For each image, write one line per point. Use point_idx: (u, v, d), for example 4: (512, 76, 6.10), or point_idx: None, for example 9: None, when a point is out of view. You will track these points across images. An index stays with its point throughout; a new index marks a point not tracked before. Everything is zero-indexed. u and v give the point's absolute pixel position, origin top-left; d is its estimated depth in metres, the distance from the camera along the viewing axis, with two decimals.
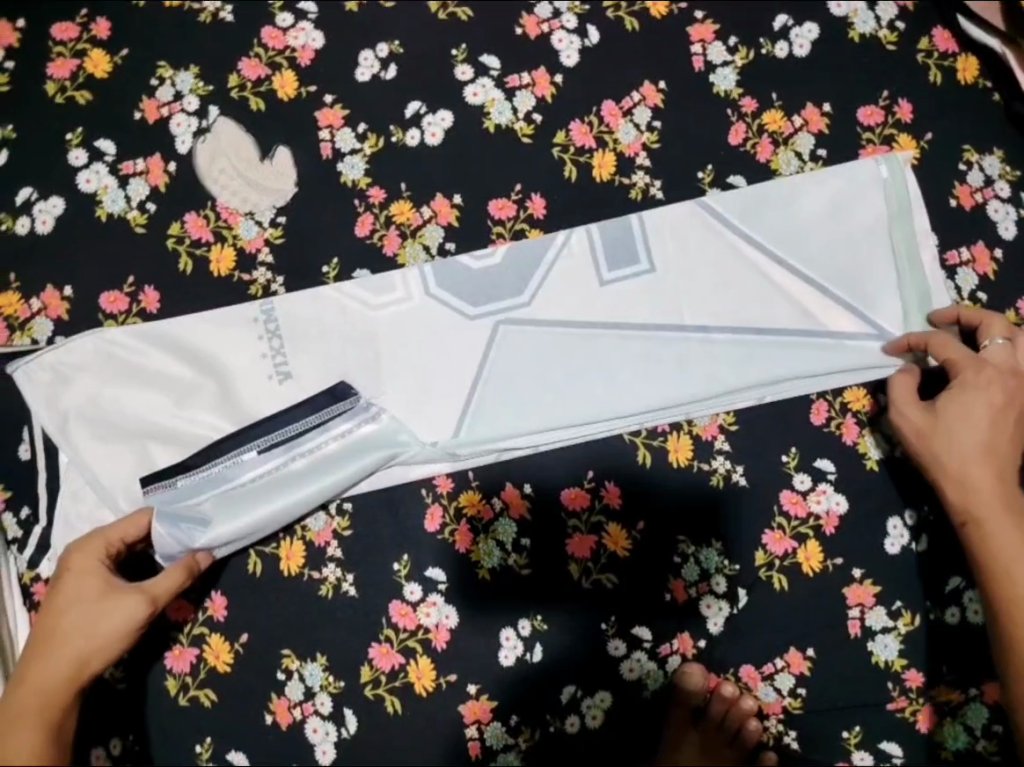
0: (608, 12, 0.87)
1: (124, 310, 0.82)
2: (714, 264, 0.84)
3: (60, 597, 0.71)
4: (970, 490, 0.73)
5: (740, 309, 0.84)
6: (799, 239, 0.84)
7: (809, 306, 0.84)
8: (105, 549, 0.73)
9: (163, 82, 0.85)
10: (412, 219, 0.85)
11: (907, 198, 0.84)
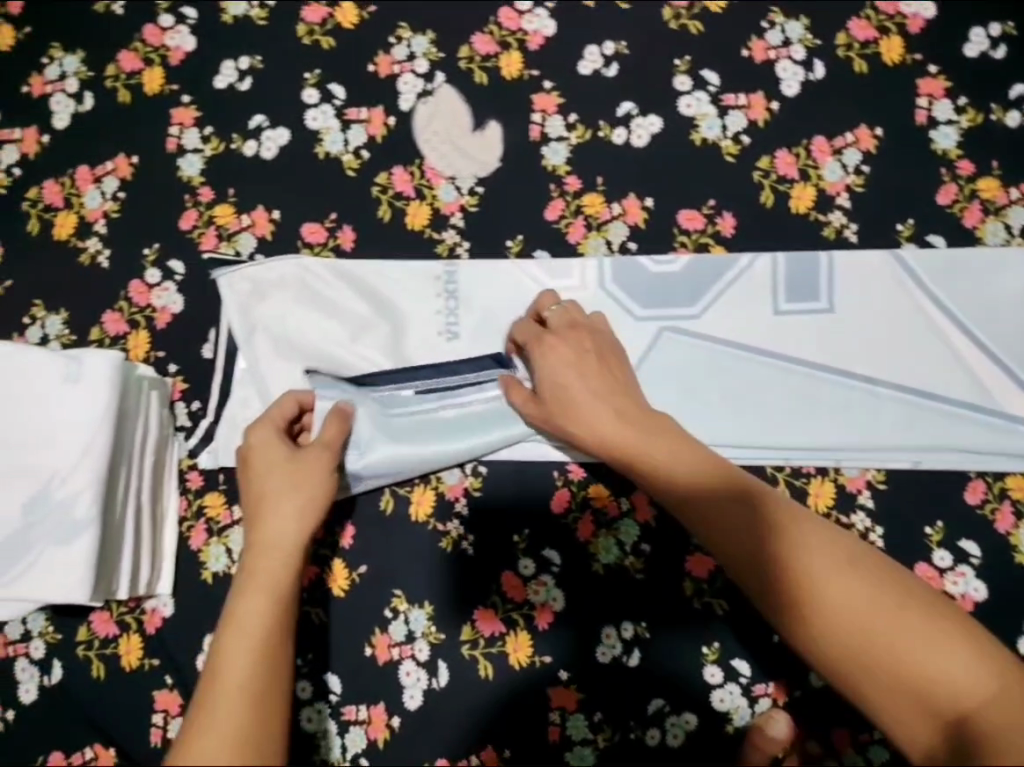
0: (839, 50, 0.86)
1: (321, 242, 0.87)
2: (893, 319, 0.83)
3: (257, 482, 0.75)
4: (796, 568, 0.63)
5: (912, 368, 0.83)
6: (990, 313, 0.82)
7: (985, 380, 0.82)
8: (280, 424, 0.77)
9: (400, 42, 0.90)
10: (601, 212, 0.87)
11: None
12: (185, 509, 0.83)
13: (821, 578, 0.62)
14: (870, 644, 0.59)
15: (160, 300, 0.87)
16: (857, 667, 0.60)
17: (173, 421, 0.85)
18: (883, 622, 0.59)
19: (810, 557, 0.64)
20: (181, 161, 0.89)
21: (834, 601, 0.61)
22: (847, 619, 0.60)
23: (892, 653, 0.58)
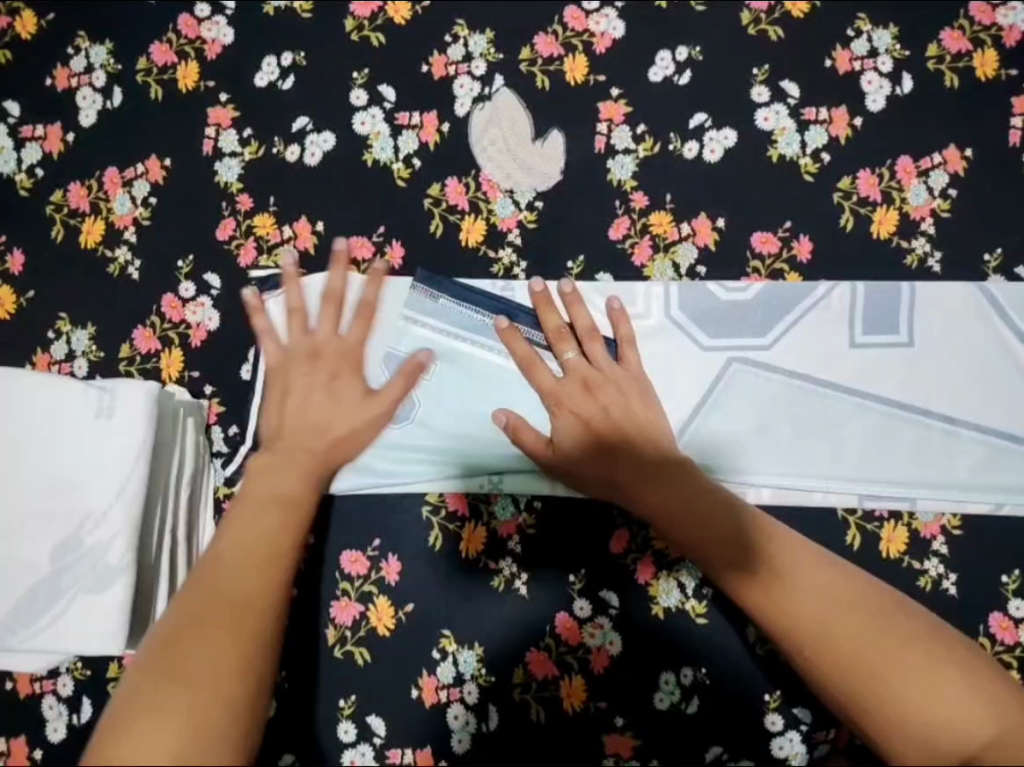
0: (929, 63, 0.81)
1: (368, 258, 0.82)
2: (978, 356, 0.77)
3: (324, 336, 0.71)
4: (783, 557, 0.64)
5: (997, 407, 0.77)
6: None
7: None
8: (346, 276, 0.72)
9: (457, 40, 0.84)
10: (669, 232, 0.81)
11: None
12: None
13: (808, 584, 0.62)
14: (847, 648, 0.58)
15: (194, 316, 0.81)
16: (805, 660, 0.60)
17: (210, 447, 0.80)
18: (872, 643, 0.58)
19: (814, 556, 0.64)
20: (217, 164, 0.83)
21: (810, 603, 0.61)
22: (827, 622, 0.60)
23: (872, 668, 0.57)
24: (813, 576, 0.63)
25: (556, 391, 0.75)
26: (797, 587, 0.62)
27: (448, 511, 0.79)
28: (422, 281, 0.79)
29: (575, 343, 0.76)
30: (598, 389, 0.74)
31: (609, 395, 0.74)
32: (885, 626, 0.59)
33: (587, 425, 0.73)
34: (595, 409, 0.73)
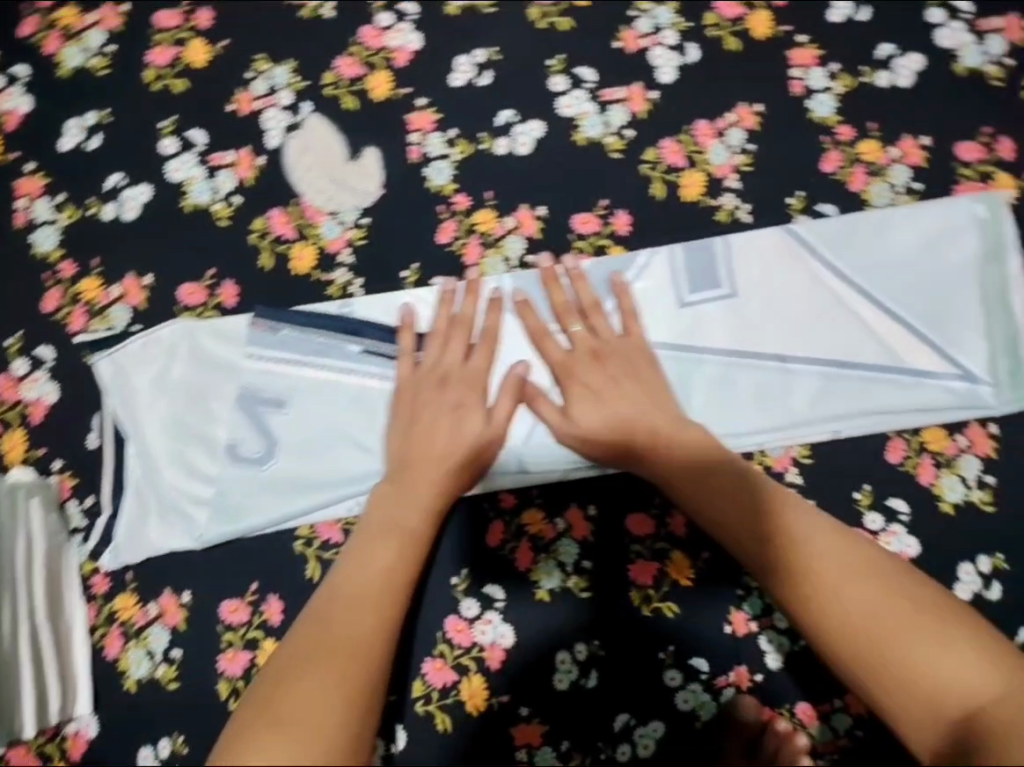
0: (708, 30, 0.85)
1: (202, 302, 0.83)
2: (797, 295, 0.82)
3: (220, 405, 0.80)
4: (801, 544, 0.62)
5: (824, 340, 0.82)
6: (896, 276, 0.82)
7: (894, 344, 0.82)
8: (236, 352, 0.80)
9: (258, 75, 0.85)
10: (494, 228, 0.84)
11: (1002, 239, 0.82)
12: (94, 619, 0.80)
13: (807, 563, 0.61)
14: (896, 641, 0.56)
15: (32, 391, 0.83)
16: (864, 645, 0.57)
17: (66, 525, 0.81)
18: (893, 607, 0.58)
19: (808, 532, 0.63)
20: (33, 235, 0.84)
21: (850, 596, 0.58)
22: (825, 600, 0.59)
23: (893, 634, 0.56)
24: (803, 554, 0.62)
25: (567, 361, 0.76)
26: (808, 568, 0.61)
27: (321, 541, 0.80)
28: (261, 315, 0.81)
29: (580, 317, 0.78)
30: (607, 357, 0.76)
31: (618, 363, 0.76)
32: (894, 609, 0.57)
33: (597, 394, 0.75)
34: (439, 404, 0.77)
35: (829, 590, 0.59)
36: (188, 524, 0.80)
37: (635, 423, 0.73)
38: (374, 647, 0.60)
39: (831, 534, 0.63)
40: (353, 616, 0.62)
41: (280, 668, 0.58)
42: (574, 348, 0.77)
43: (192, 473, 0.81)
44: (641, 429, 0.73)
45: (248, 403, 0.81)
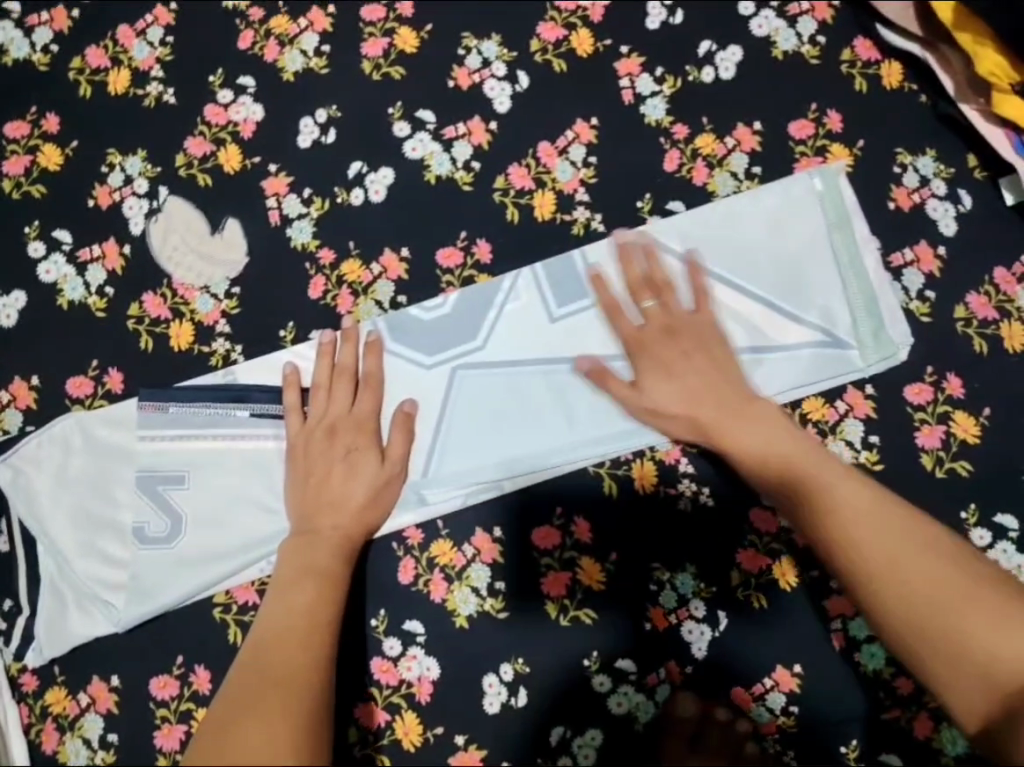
0: (536, 56, 0.89)
1: (90, 393, 0.84)
2: (661, 287, 0.82)
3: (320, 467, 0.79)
4: (855, 536, 0.69)
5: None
6: (750, 259, 0.84)
7: (762, 323, 0.83)
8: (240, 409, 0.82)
9: (113, 168, 0.88)
10: (362, 276, 0.87)
11: (844, 207, 0.84)
12: (29, 716, 0.80)
13: (871, 558, 0.68)
14: (972, 623, 0.64)
15: None
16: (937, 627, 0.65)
17: None
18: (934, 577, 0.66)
19: (860, 515, 0.70)
20: None
21: (912, 573, 0.67)
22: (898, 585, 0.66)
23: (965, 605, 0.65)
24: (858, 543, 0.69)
25: (639, 338, 0.81)
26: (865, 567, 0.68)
27: (240, 605, 0.81)
28: (146, 397, 0.82)
29: (653, 294, 0.82)
30: (679, 332, 0.81)
31: (690, 338, 0.81)
32: (944, 589, 0.66)
33: (669, 369, 0.80)
34: (336, 456, 0.80)
35: (892, 574, 0.67)
36: (104, 614, 0.80)
37: (723, 419, 0.78)
38: (303, 678, 0.67)
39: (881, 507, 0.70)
40: (280, 656, 0.68)
41: (222, 712, 0.65)
42: (647, 324, 0.82)
43: (102, 561, 0.81)
44: (709, 401, 0.79)
45: (147, 483, 0.81)
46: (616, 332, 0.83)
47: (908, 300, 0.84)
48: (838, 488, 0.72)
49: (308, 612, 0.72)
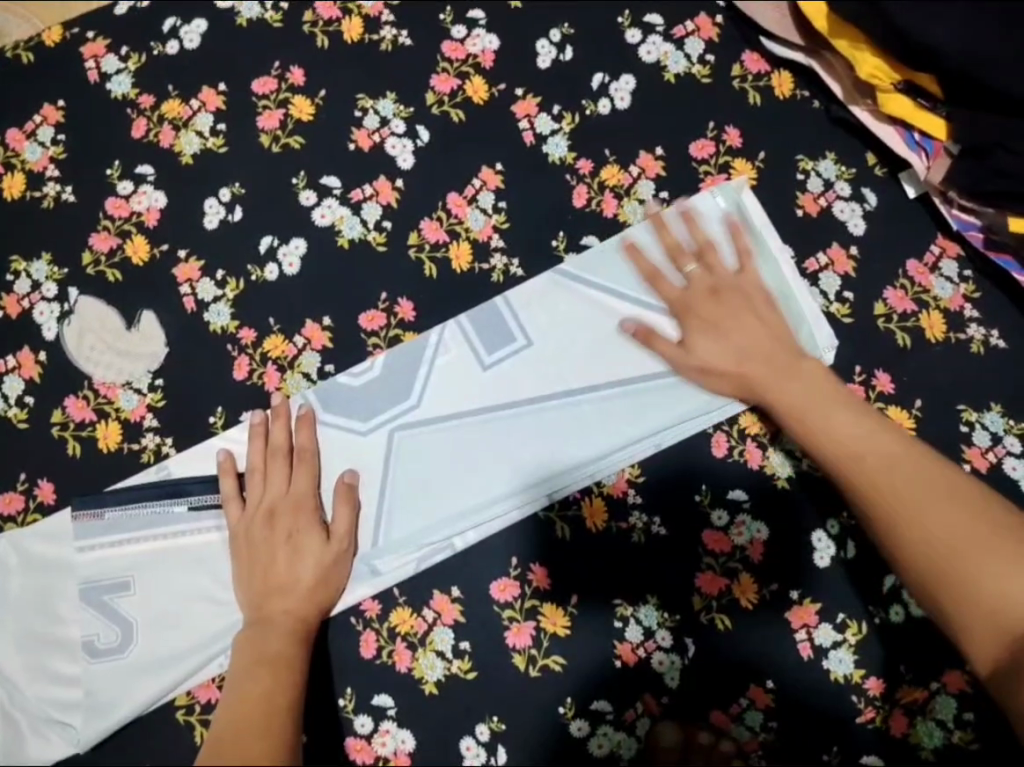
0: (433, 109, 0.89)
1: (21, 508, 0.82)
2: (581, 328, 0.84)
3: (267, 556, 0.78)
4: (887, 483, 0.72)
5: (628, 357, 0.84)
6: (703, 254, 0.83)
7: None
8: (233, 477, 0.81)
9: (19, 275, 0.87)
10: (287, 351, 0.86)
11: (751, 217, 0.85)
12: None
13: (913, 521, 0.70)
14: (990, 581, 0.67)
15: None
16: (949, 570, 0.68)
17: None
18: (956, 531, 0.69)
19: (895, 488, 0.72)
20: None
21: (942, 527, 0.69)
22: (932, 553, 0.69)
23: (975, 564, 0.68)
24: (907, 508, 0.71)
25: (683, 299, 0.82)
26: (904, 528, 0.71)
27: (202, 705, 0.79)
28: (80, 506, 0.80)
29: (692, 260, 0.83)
30: (724, 295, 0.82)
31: (735, 299, 0.82)
32: (997, 536, 0.68)
33: (718, 328, 0.81)
34: (280, 540, 0.78)
35: (919, 520, 0.70)
36: (63, 735, 0.77)
37: (769, 378, 0.79)
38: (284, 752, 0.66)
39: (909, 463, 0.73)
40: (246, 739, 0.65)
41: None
42: (691, 286, 0.83)
43: (54, 682, 0.78)
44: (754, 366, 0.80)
45: (92, 593, 0.79)
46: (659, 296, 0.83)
47: (828, 303, 0.85)
48: (866, 440, 0.74)
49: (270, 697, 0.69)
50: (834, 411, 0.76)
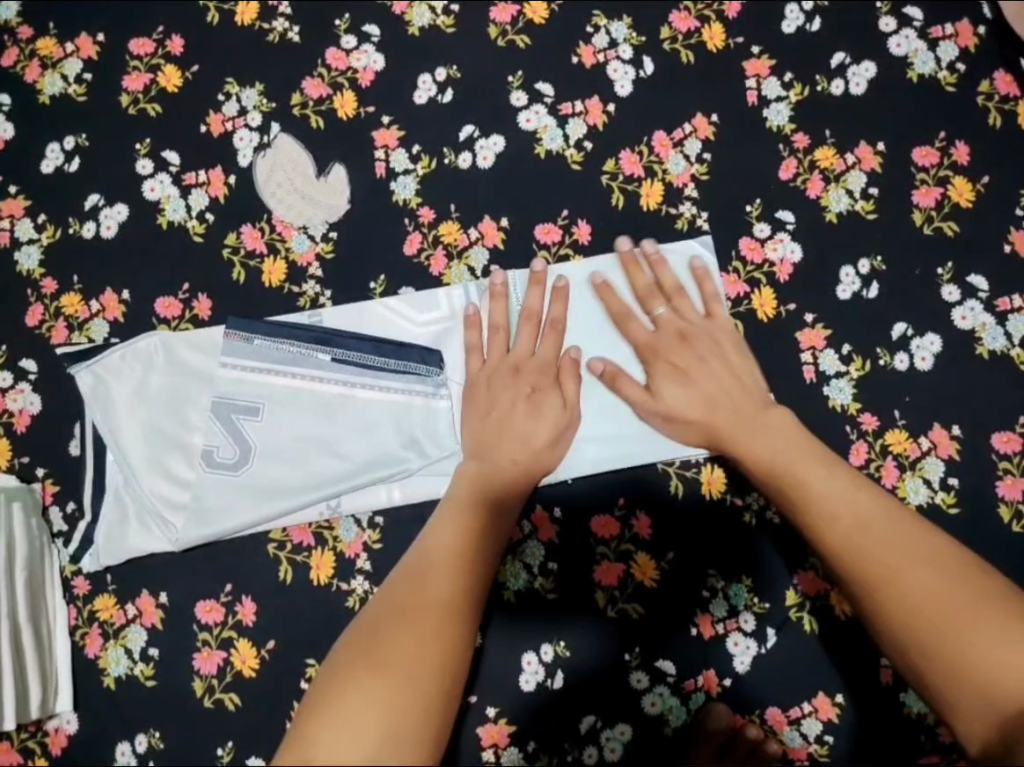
0: (665, 44, 0.88)
1: (177, 315, 0.85)
2: (671, 294, 0.81)
3: (381, 433, 0.81)
4: (837, 518, 0.66)
5: None
6: (674, 298, 0.81)
7: None
8: (353, 360, 0.82)
9: (230, 97, 0.89)
10: (459, 239, 0.86)
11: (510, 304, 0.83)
12: (76, 618, 0.81)
13: (867, 531, 0.64)
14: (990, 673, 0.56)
15: (16, 403, 0.84)
16: (905, 626, 0.60)
17: (49, 528, 0.82)
18: (906, 565, 0.62)
19: (842, 512, 0.66)
20: (17, 255, 0.87)
21: (922, 581, 0.61)
22: (879, 557, 0.63)
23: (922, 612, 0.59)
24: (885, 560, 0.62)
25: (652, 343, 0.79)
26: (853, 545, 0.64)
27: (294, 544, 0.82)
28: (234, 326, 0.82)
29: (664, 300, 0.81)
30: (693, 339, 0.79)
31: (704, 344, 0.79)
32: (953, 572, 0.61)
33: (687, 377, 0.78)
34: (377, 428, 0.81)
35: (885, 573, 0.62)
36: (164, 529, 0.80)
37: (701, 403, 0.77)
38: (424, 681, 0.56)
39: (854, 495, 0.67)
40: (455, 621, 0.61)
41: (374, 625, 0.60)
42: (659, 332, 0.80)
43: (167, 480, 0.80)
44: (726, 409, 0.76)
45: (223, 410, 0.81)
46: (627, 339, 0.81)
47: (1010, 345, 0.83)
48: (809, 476, 0.69)
49: (411, 686, 0.55)
50: (759, 430, 0.74)
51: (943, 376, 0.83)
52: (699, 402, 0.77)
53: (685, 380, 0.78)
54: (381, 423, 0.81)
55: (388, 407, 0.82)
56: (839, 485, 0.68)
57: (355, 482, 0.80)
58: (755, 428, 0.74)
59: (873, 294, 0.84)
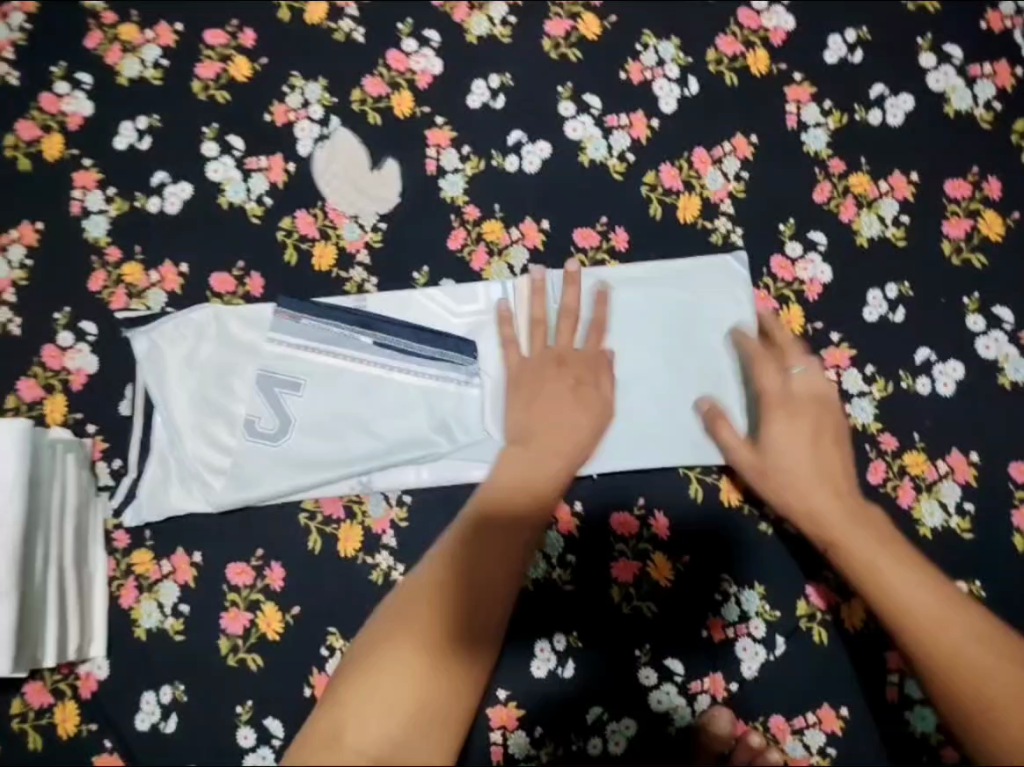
0: (710, 66, 0.92)
1: (231, 291, 0.90)
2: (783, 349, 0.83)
3: (415, 415, 0.85)
4: (931, 619, 0.70)
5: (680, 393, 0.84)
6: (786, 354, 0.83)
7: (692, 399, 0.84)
8: (394, 344, 0.86)
9: (294, 90, 0.94)
10: (501, 238, 0.90)
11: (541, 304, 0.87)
12: (114, 570, 0.85)
13: (954, 633, 0.70)
14: None
15: (73, 362, 0.89)
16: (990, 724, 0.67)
17: (95, 482, 0.86)
18: (989, 662, 0.68)
19: (933, 612, 0.70)
20: (86, 223, 0.92)
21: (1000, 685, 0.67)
22: (966, 663, 0.68)
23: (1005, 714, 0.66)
24: (972, 666, 0.68)
25: (776, 401, 0.81)
26: (947, 644, 0.69)
27: (325, 516, 0.85)
28: (285, 306, 0.86)
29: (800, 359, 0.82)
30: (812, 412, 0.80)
31: (823, 418, 0.80)
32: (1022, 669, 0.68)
33: (802, 440, 0.79)
34: (411, 411, 0.85)
35: (972, 677, 0.68)
36: (204, 490, 0.84)
37: (806, 485, 0.78)
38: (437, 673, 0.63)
39: (940, 596, 0.71)
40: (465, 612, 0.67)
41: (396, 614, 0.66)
42: (786, 389, 0.81)
43: (210, 445, 0.85)
44: (828, 489, 0.78)
45: (268, 383, 0.86)
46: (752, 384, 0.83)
47: None
48: (896, 575, 0.73)
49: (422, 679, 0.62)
50: (852, 526, 0.76)
51: (963, 402, 0.85)
52: (799, 476, 0.78)
53: (786, 444, 0.80)
54: (415, 405, 0.85)
55: (423, 392, 0.86)
56: (922, 585, 0.72)
57: (387, 461, 0.84)
58: (846, 523, 0.76)
59: (899, 318, 0.87)
